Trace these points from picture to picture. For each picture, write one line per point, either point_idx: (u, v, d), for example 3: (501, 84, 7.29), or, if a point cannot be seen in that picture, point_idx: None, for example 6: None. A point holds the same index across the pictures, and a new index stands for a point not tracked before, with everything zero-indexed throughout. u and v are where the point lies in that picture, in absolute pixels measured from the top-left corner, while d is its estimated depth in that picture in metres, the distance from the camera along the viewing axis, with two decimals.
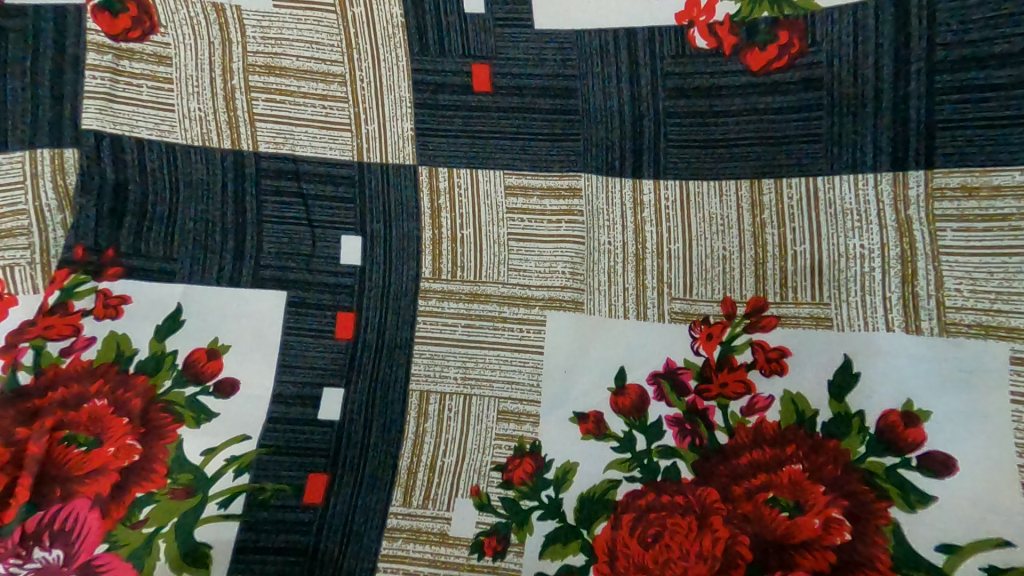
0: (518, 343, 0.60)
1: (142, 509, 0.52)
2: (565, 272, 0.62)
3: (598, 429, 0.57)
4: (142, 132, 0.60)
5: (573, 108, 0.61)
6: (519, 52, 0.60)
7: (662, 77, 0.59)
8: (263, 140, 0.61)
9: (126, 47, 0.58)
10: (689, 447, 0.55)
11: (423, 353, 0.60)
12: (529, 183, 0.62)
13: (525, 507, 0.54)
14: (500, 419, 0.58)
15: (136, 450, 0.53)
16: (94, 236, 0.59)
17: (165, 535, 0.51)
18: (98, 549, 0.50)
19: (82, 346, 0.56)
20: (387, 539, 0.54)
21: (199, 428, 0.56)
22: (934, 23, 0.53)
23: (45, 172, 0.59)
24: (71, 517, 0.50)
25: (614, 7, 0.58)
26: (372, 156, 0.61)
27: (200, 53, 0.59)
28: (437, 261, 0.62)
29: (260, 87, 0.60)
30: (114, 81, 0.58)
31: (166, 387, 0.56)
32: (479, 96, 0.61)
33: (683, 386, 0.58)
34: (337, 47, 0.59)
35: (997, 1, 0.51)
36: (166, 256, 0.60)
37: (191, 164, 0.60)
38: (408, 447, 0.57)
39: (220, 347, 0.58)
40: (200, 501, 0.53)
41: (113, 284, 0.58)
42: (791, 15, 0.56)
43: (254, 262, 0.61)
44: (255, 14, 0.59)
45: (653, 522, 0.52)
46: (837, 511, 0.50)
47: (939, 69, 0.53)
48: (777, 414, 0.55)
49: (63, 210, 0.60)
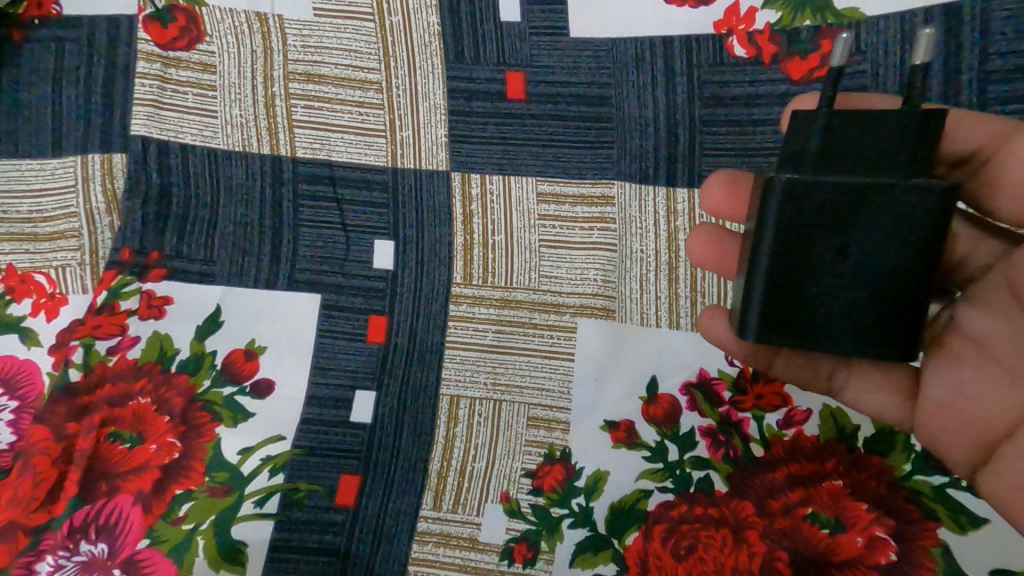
0: (548, 350, 0.59)
1: (181, 506, 0.53)
2: (597, 280, 0.61)
3: (629, 438, 0.56)
4: (186, 138, 0.62)
5: (607, 115, 0.61)
6: (554, 60, 0.61)
7: (698, 86, 0.59)
8: (302, 147, 0.62)
9: (174, 55, 0.61)
10: (723, 458, 0.54)
11: (453, 358, 0.59)
12: (561, 190, 0.61)
13: (556, 515, 0.54)
14: (530, 426, 0.57)
15: (177, 448, 0.55)
16: (140, 239, 0.61)
17: (204, 532, 0.52)
18: (140, 544, 0.51)
19: (127, 346, 0.58)
20: (417, 543, 0.54)
21: (236, 427, 0.56)
22: (987, 31, 0.54)
23: (95, 176, 0.61)
24: (115, 512, 0.52)
25: (651, 14, 0.59)
26: (407, 162, 0.62)
27: (242, 61, 0.61)
28: (469, 266, 0.61)
29: (299, 94, 0.61)
30: (162, 88, 0.61)
31: (206, 387, 0.57)
32: (513, 103, 0.61)
33: (717, 396, 0.57)
34: (374, 55, 0.61)
35: None
36: (206, 258, 0.61)
37: (232, 169, 0.62)
38: (438, 451, 0.57)
39: (257, 348, 0.59)
40: (236, 500, 0.54)
41: (157, 286, 0.60)
42: (834, 24, 0.57)
43: (289, 266, 0.61)
44: (296, 23, 0.61)
45: (686, 534, 0.52)
46: (882, 530, 0.50)
47: (991, 80, 0.54)
48: (814, 428, 0.54)
49: (111, 214, 0.61)
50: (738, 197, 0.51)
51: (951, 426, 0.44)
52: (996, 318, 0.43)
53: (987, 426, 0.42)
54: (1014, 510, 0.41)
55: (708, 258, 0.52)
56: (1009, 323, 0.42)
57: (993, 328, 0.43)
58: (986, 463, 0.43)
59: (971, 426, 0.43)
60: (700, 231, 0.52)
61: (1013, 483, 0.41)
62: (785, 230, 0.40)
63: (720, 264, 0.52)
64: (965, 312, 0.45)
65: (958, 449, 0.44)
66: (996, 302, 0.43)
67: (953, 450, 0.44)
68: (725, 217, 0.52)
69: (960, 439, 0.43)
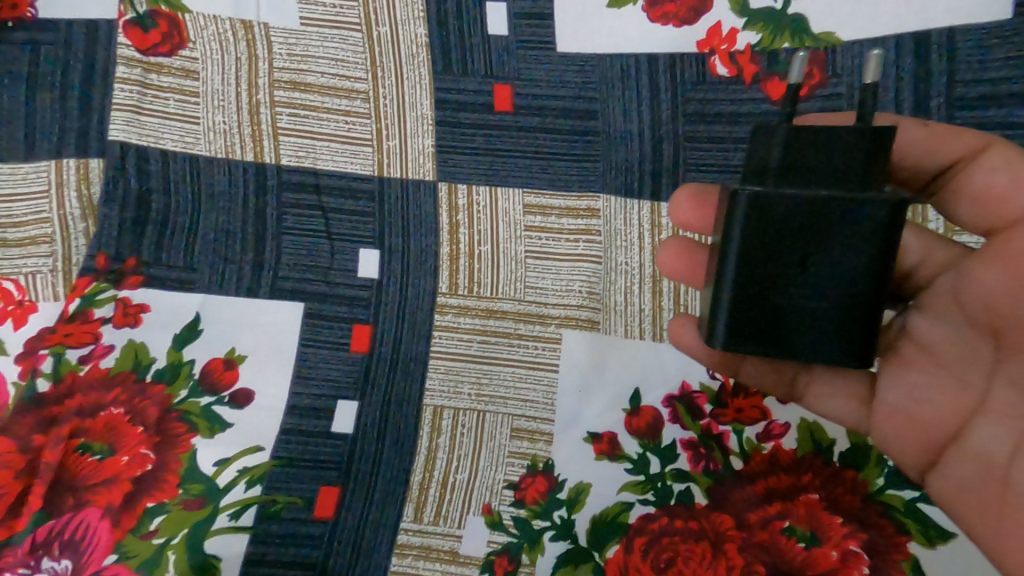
0: (533, 361, 0.59)
1: (153, 520, 0.52)
2: (582, 292, 0.61)
3: (612, 450, 0.56)
4: (166, 144, 0.61)
5: (593, 129, 0.62)
6: (541, 74, 0.61)
7: (682, 102, 0.60)
8: (286, 154, 0.61)
9: (156, 60, 0.60)
10: (704, 471, 0.55)
11: (438, 368, 0.59)
12: (547, 202, 0.62)
13: (537, 528, 0.54)
14: (513, 437, 0.57)
15: (150, 459, 0.54)
16: (116, 245, 0.59)
17: (176, 547, 0.51)
18: (107, 560, 0.50)
19: (101, 354, 0.56)
20: (398, 556, 0.54)
21: (213, 438, 0.55)
22: (955, 59, 0.55)
23: (70, 181, 0.60)
24: (83, 525, 0.51)
25: (635, 32, 0.60)
26: (393, 171, 0.62)
27: (227, 67, 0.61)
28: (455, 275, 0.61)
29: (285, 101, 0.61)
30: (142, 93, 0.60)
31: (183, 396, 0.56)
32: (500, 115, 0.62)
33: (699, 409, 0.57)
34: (361, 65, 0.61)
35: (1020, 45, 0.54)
36: (186, 264, 0.60)
37: (213, 176, 0.61)
38: (421, 462, 0.56)
39: (236, 356, 0.58)
40: (211, 513, 0.53)
41: (133, 293, 0.58)
42: (813, 47, 0.58)
43: (272, 274, 0.60)
44: (283, 32, 0.61)
45: (666, 547, 0.52)
46: (856, 544, 0.50)
47: (960, 106, 0.56)
48: (793, 442, 0.55)
49: (87, 220, 0.60)
50: (704, 213, 0.51)
51: (902, 431, 0.45)
52: (946, 327, 0.44)
53: (936, 431, 0.43)
54: (957, 513, 0.43)
55: (680, 270, 0.53)
56: (957, 333, 0.43)
57: (943, 338, 0.44)
58: (934, 467, 0.44)
59: (921, 432, 0.44)
60: (672, 243, 0.53)
61: (958, 486, 0.42)
62: (767, 235, 0.40)
63: (691, 274, 0.53)
64: (918, 320, 0.46)
65: (910, 454, 0.45)
66: (945, 310, 0.44)
67: (904, 453, 0.45)
68: (692, 229, 0.53)
69: (911, 444, 0.45)
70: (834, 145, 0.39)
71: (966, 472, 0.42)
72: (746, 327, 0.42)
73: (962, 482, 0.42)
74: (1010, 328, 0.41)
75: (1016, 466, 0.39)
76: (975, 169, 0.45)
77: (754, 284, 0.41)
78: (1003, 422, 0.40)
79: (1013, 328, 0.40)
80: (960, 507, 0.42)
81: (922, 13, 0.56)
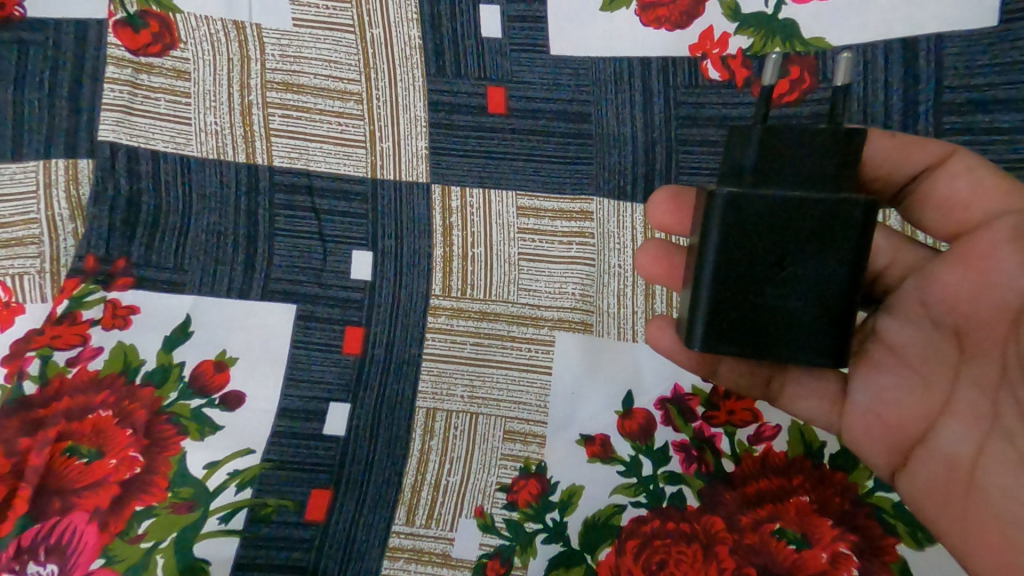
0: (526, 363, 0.59)
1: (141, 524, 0.51)
2: (576, 294, 0.61)
3: (604, 453, 0.56)
4: (157, 145, 0.60)
5: (586, 132, 0.62)
6: (534, 76, 0.62)
7: (675, 106, 0.60)
8: (279, 156, 0.61)
9: (146, 61, 0.60)
10: (695, 473, 0.55)
11: (431, 370, 0.59)
12: (541, 205, 0.62)
13: (530, 530, 0.54)
14: (506, 439, 0.57)
15: (139, 462, 0.53)
16: (106, 246, 0.59)
17: (164, 551, 0.50)
18: (94, 565, 0.49)
19: (89, 356, 0.55)
20: (388, 559, 0.53)
21: (203, 440, 0.55)
22: (942, 66, 0.56)
23: (59, 182, 0.59)
24: (69, 530, 0.49)
25: (628, 37, 0.60)
26: (386, 172, 0.62)
27: (219, 68, 0.61)
28: (448, 278, 0.61)
29: (277, 103, 0.61)
30: (133, 93, 0.60)
31: (173, 399, 0.56)
32: (494, 118, 0.62)
33: (691, 412, 0.57)
34: (355, 67, 0.61)
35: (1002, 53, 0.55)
36: (177, 266, 0.60)
37: (205, 178, 0.61)
38: (413, 464, 0.56)
39: (227, 359, 0.57)
40: (201, 516, 0.52)
41: (123, 294, 0.58)
42: (803, 52, 0.59)
43: (264, 275, 0.60)
44: (275, 32, 0.61)
45: (657, 549, 0.52)
46: (845, 546, 0.51)
47: (947, 112, 0.56)
48: (784, 444, 0.55)
49: (76, 221, 0.59)
50: (683, 216, 0.52)
51: (870, 431, 0.45)
52: (913, 328, 0.44)
53: (903, 431, 0.43)
54: (925, 514, 0.42)
55: (657, 274, 0.53)
56: (925, 335, 0.44)
57: (910, 339, 0.44)
58: (900, 467, 0.44)
59: (889, 432, 0.44)
60: (648, 248, 0.54)
61: (924, 487, 0.42)
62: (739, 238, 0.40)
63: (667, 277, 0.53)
64: (884, 321, 0.46)
65: (877, 455, 0.45)
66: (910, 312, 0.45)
67: (872, 454, 0.45)
68: (671, 230, 0.53)
69: (878, 444, 0.44)
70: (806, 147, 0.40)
71: (934, 472, 0.42)
72: (725, 329, 0.41)
73: (927, 482, 0.42)
74: (973, 329, 0.41)
75: (980, 466, 0.39)
76: (937, 178, 0.46)
77: (733, 285, 0.40)
78: (968, 423, 0.40)
79: (977, 329, 0.41)
80: (926, 507, 0.42)
81: (911, 20, 0.56)
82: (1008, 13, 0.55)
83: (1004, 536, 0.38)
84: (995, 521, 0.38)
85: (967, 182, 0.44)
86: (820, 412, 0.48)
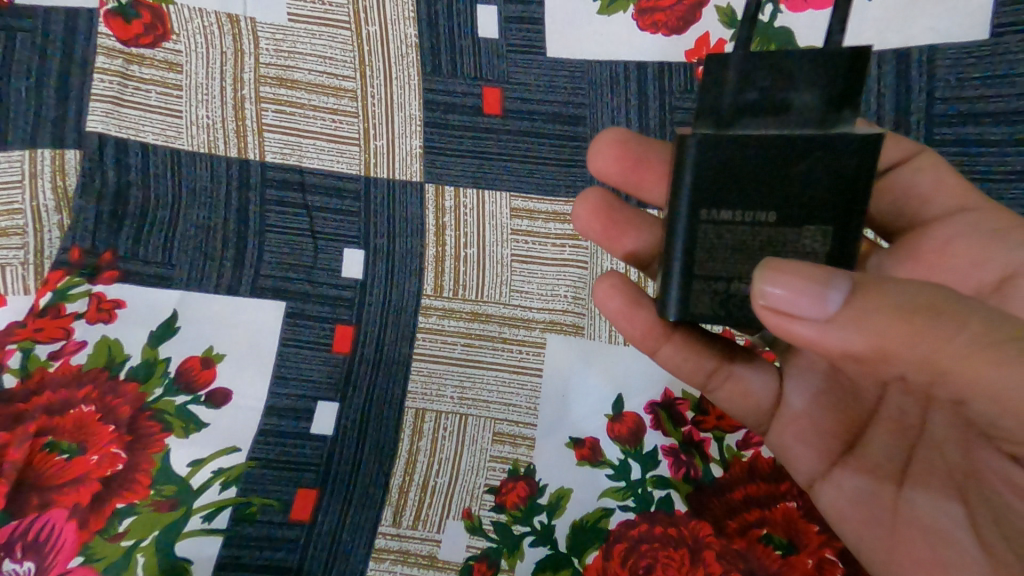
0: (516, 364, 0.60)
1: (121, 522, 0.49)
2: (568, 297, 0.62)
3: (593, 456, 0.56)
4: (147, 137, 0.60)
5: (581, 135, 0.62)
6: (530, 78, 0.62)
7: (671, 111, 0.61)
8: (271, 151, 0.61)
9: (137, 51, 0.59)
10: (683, 478, 0.55)
11: (421, 370, 0.59)
12: (534, 206, 0.62)
13: (517, 533, 0.53)
14: (496, 441, 0.57)
15: (121, 458, 0.51)
16: (92, 239, 0.58)
17: (145, 549, 0.49)
18: (72, 562, 0.47)
19: (72, 350, 0.54)
20: (374, 560, 0.52)
21: (187, 438, 0.54)
22: (933, 77, 0.56)
23: (44, 172, 0.58)
24: (47, 527, 0.47)
25: (625, 42, 0.61)
26: (380, 171, 0.62)
27: (212, 62, 0.60)
28: (440, 278, 0.61)
29: (271, 98, 0.61)
30: (123, 85, 0.59)
31: (156, 395, 0.54)
32: (489, 118, 0.62)
33: (681, 417, 0.57)
34: (350, 63, 0.61)
35: (993, 63, 0.55)
36: (163, 261, 0.59)
37: (196, 172, 0.60)
38: (401, 465, 0.56)
39: (214, 355, 0.56)
40: (184, 514, 0.51)
41: (109, 288, 0.57)
42: None
43: (254, 272, 0.60)
44: (269, 27, 0.60)
45: (646, 553, 0.52)
46: (831, 552, 0.50)
47: (938, 122, 0.57)
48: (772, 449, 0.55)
49: (61, 212, 0.58)
50: (626, 161, 0.50)
51: (805, 437, 0.45)
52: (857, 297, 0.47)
53: (835, 438, 0.44)
54: (843, 524, 0.44)
55: (595, 228, 0.51)
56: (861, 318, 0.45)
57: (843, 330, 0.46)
58: (825, 475, 0.44)
59: (823, 437, 0.45)
60: (605, 136, 0.50)
61: (850, 496, 0.43)
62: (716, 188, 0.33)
63: (606, 235, 0.51)
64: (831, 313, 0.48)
65: (805, 460, 0.45)
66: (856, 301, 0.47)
67: (801, 460, 0.46)
68: (610, 180, 0.51)
69: (815, 449, 0.45)
70: (757, 92, 0.33)
71: (862, 484, 0.43)
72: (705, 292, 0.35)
73: (856, 494, 0.43)
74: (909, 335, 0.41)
75: (909, 479, 0.40)
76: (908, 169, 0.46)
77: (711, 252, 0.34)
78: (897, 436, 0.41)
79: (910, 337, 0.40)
80: (851, 518, 0.43)
81: (903, 31, 0.56)
82: (999, 26, 0.55)
83: (933, 553, 0.39)
84: (923, 539, 0.39)
85: (930, 177, 0.45)
86: (758, 409, 0.47)
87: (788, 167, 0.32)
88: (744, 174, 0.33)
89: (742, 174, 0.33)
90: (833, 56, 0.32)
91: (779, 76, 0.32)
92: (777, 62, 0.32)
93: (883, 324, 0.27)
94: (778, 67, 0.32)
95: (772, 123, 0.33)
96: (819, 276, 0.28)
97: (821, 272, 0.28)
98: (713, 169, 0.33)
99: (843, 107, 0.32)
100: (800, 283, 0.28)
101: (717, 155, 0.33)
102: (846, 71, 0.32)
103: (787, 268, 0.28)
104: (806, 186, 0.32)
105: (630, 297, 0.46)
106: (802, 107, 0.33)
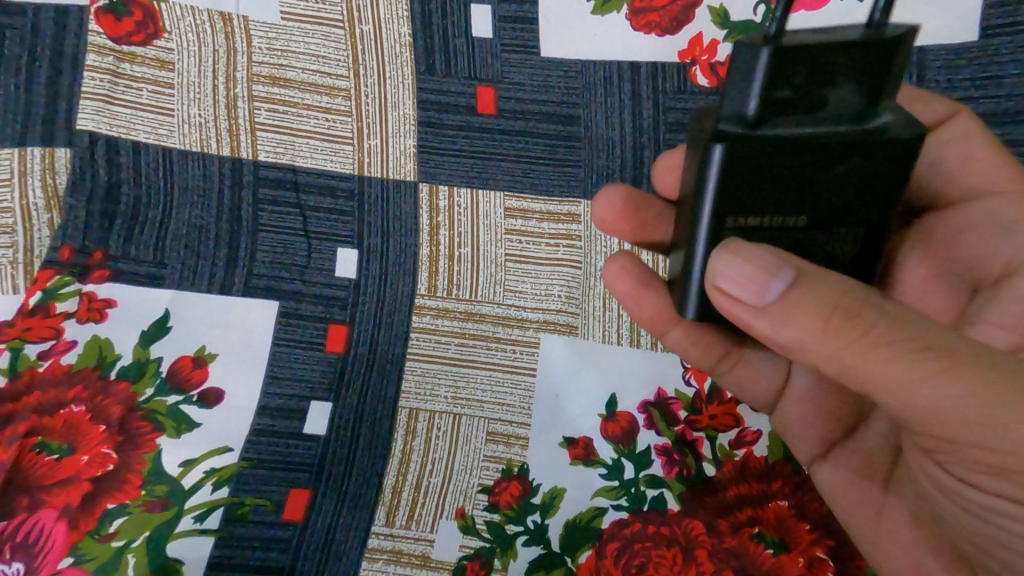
0: (510, 364, 0.60)
1: (112, 522, 0.49)
2: (562, 296, 0.62)
3: (587, 455, 0.56)
4: (139, 135, 0.59)
5: (575, 135, 0.62)
6: (524, 78, 0.62)
7: (664, 111, 0.61)
8: (263, 150, 0.61)
9: (128, 49, 0.59)
10: (677, 477, 0.55)
11: (414, 370, 0.59)
12: (529, 206, 0.62)
13: (511, 532, 0.53)
14: (489, 441, 0.57)
15: (111, 459, 0.51)
16: (83, 237, 0.57)
17: (136, 550, 0.49)
18: (62, 563, 0.47)
19: (62, 350, 0.53)
20: (367, 560, 0.52)
21: (179, 438, 0.53)
22: (925, 78, 0.57)
23: (34, 170, 0.57)
24: (37, 528, 0.48)
25: (618, 41, 0.61)
26: (373, 171, 0.61)
27: (204, 60, 0.60)
28: (434, 277, 0.61)
29: (263, 97, 0.60)
30: (114, 83, 0.58)
31: (148, 395, 0.54)
32: (483, 118, 0.62)
33: (674, 416, 0.57)
34: (343, 62, 0.61)
35: (983, 65, 0.56)
36: (155, 261, 0.59)
37: (188, 170, 0.60)
38: (395, 464, 0.56)
39: (207, 355, 0.56)
40: (175, 515, 0.51)
41: (98, 288, 0.56)
42: None
43: (246, 270, 0.59)
44: (263, 26, 0.60)
45: (639, 552, 0.52)
46: (822, 551, 0.50)
47: None
48: (764, 448, 0.55)
49: (51, 210, 0.58)
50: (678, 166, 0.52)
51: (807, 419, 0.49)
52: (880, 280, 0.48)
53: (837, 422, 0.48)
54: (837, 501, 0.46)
55: (623, 226, 0.53)
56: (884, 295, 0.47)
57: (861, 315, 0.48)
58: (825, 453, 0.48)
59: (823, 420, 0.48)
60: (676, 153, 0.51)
61: (846, 473, 0.46)
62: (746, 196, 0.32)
63: (634, 230, 0.53)
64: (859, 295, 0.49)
65: (807, 442, 0.49)
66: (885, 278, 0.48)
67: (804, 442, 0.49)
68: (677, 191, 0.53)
69: (816, 431, 0.49)
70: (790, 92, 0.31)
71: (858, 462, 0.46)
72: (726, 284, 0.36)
73: (853, 470, 0.46)
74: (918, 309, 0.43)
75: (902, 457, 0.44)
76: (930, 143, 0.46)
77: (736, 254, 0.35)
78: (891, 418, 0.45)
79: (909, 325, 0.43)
80: (845, 494, 0.46)
81: None
82: (988, 28, 0.55)
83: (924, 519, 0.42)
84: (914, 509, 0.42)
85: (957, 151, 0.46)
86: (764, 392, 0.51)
87: (828, 173, 0.32)
88: (776, 182, 0.32)
89: (776, 182, 0.32)
90: (868, 48, 0.30)
91: (818, 72, 0.30)
92: (818, 56, 0.30)
93: (804, 319, 0.30)
94: (812, 63, 0.30)
95: (806, 121, 0.32)
96: (768, 265, 0.31)
97: (771, 264, 0.31)
98: (746, 181, 0.32)
99: (876, 96, 0.32)
100: (750, 267, 0.31)
101: (750, 166, 0.32)
102: (878, 62, 0.31)
103: (740, 253, 0.31)
104: (845, 187, 0.33)
105: (641, 282, 0.50)
106: (838, 101, 0.31)
